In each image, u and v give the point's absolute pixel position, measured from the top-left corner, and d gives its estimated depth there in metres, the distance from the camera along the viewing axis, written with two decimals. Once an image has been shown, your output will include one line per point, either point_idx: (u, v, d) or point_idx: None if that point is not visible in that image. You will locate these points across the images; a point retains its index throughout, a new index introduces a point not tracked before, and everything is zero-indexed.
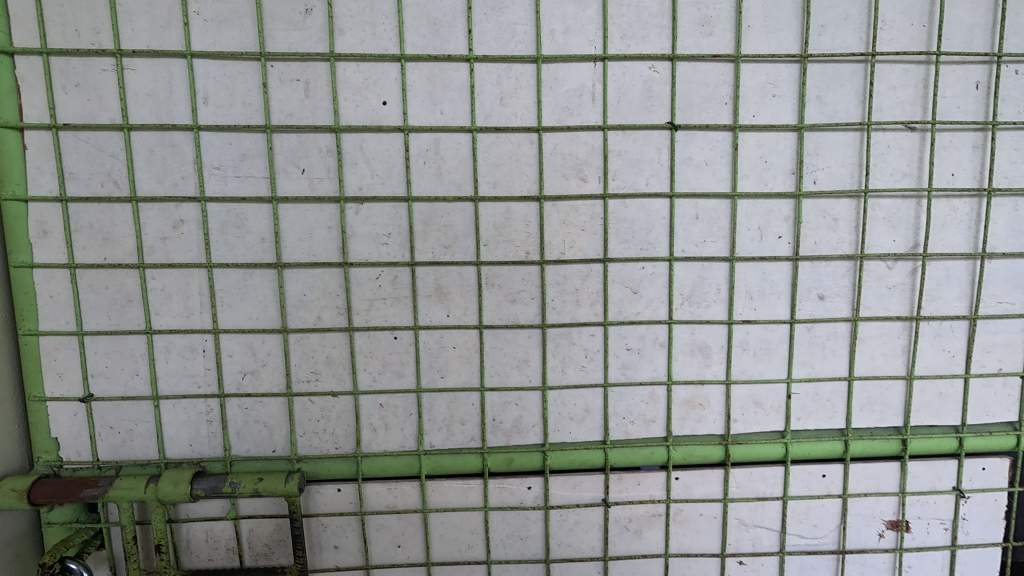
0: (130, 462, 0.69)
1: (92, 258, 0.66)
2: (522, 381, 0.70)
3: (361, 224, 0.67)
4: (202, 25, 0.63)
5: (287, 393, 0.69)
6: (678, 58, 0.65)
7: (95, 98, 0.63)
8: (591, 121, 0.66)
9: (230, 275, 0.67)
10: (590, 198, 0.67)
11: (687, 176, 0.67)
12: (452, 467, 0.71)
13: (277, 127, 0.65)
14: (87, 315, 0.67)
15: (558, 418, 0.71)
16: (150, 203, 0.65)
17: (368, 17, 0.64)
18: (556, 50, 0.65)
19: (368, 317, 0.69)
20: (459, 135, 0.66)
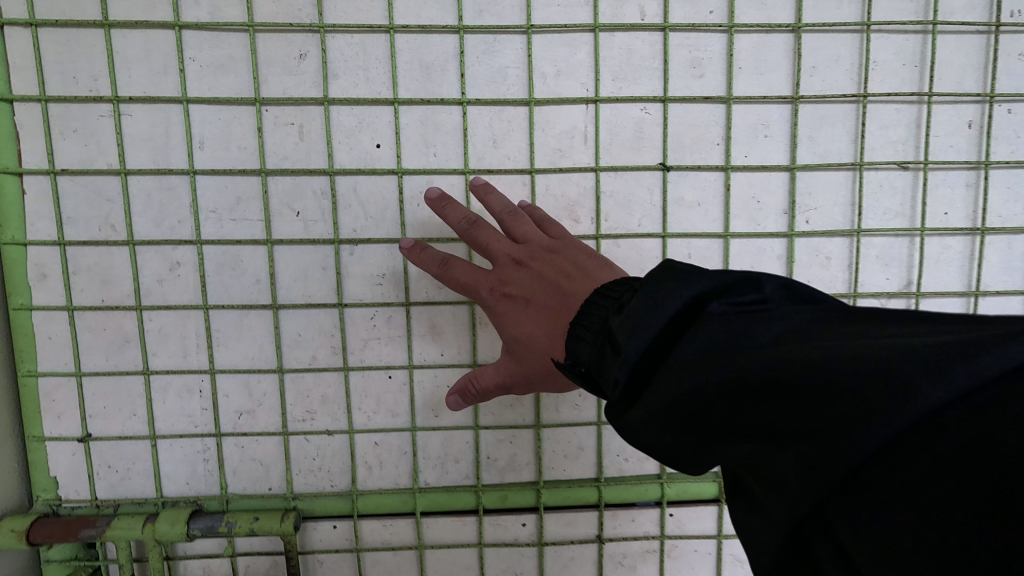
0: (128, 500, 0.70)
1: (89, 299, 0.67)
2: (516, 418, 0.71)
3: (355, 265, 0.68)
4: (198, 71, 0.64)
5: (283, 431, 0.70)
6: (669, 100, 0.65)
7: (91, 144, 0.64)
8: (582, 163, 0.67)
9: (226, 315, 0.68)
10: (583, 238, 0.68)
11: (680, 217, 0.67)
12: (446, 504, 0.72)
13: (272, 170, 0.65)
14: (84, 356, 0.67)
15: (552, 455, 0.72)
16: (147, 246, 0.66)
17: (360, 61, 0.65)
18: (548, 93, 0.66)
19: (363, 356, 0.69)
20: (453, 177, 0.67)
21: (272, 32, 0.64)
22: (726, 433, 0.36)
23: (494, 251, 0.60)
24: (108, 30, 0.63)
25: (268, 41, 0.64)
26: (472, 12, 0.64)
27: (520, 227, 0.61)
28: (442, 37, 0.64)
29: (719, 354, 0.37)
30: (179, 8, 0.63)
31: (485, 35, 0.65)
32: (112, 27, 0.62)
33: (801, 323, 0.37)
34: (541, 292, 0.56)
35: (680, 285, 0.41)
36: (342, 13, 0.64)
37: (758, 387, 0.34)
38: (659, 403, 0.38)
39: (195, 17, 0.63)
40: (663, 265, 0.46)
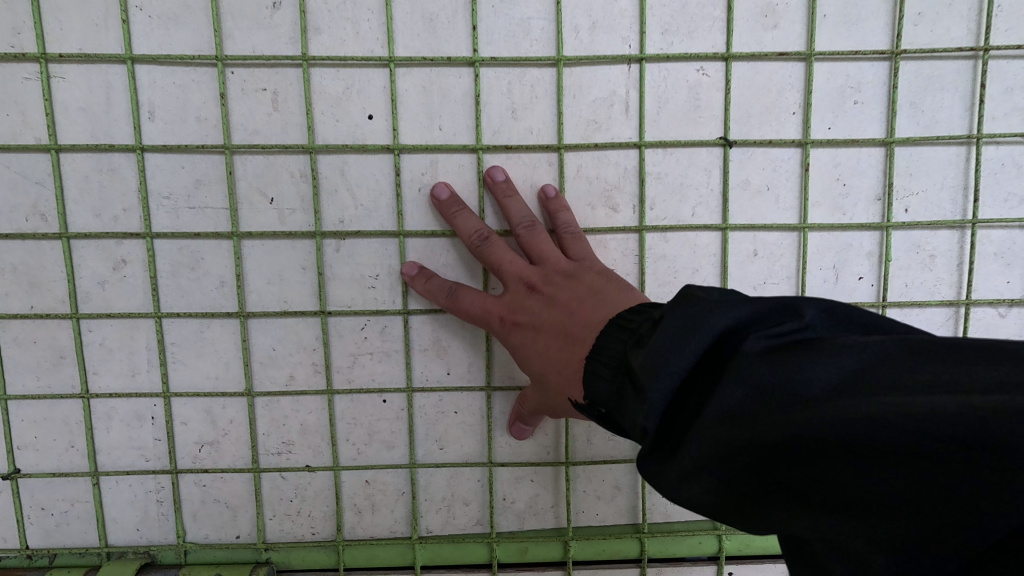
0: (65, 550, 0.57)
1: (15, 306, 0.54)
2: (538, 453, 0.58)
3: (341, 265, 0.55)
4: (146, 22, 0.51)
5: (253, 468, 0.57)
6: (733, 58, 0.52)
7: (15, 113, 0.52)
8: (623, 138, 0.54)
9: (183, 326, 0.55)
10: (622, 231, 0.55)
11: (743, 205, 0.55)
12: (452, 557, 0.59)
13: (238, 147, 0.53)
14: (11, 376, 0.55)
15: (583, 496, 0.59)
16: (85, 240, 0.53)
17: (348, 11, 0.52)
18: (581, 51, 0.53)
19: (351, 376, 0.56)
20: (462, 156, 0.54)
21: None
22: (785, 500, 0.30)
23: (506, 275, 0.52)
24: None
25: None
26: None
27: (536, 245, 0.53)
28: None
29: (766, 406, 0.30)
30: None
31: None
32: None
33: (861, 363, 0.31)
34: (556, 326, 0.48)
35: (709, 317, 0.35)
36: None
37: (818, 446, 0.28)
38: (699, 461, 0.32)
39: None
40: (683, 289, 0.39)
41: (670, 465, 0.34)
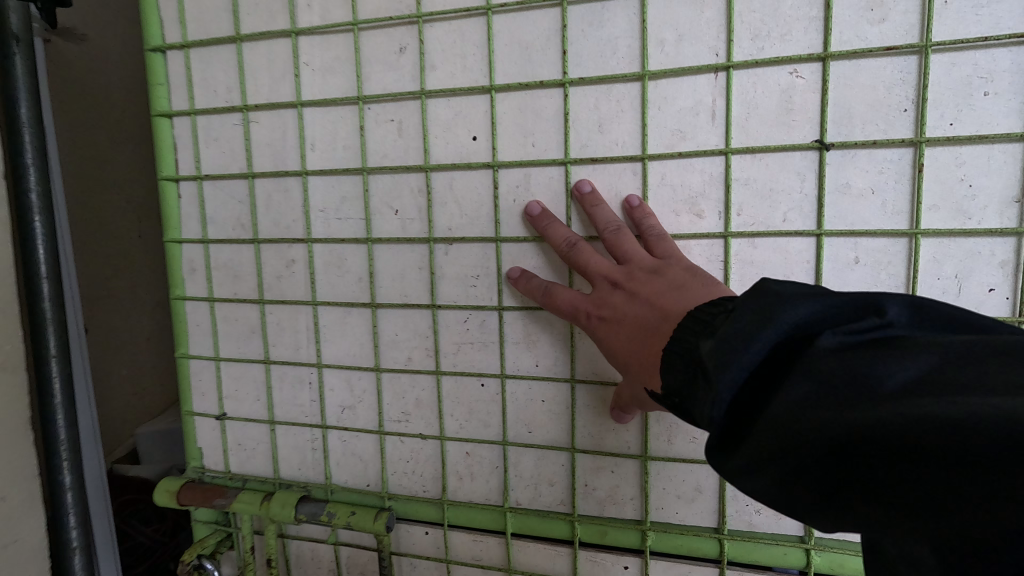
0: (253, 477, 0.76)
1: (225, 292, 0.73)
2: (618, 445, 0.61)
3: (449, 266, 0.64)
4: (310, 74, 0.66)
5: (380, 430, 0.70)
6: (831, 58, 0.51)
7: (228, 151, 0.70)
8: (709, 145, 0.55)
9: (332, 312, 0.70)
10: (706, 237, 0.56)
11: (842, 209, 0.52)
12: (539, 529, 0.65)
13: (372, 169, 0.65)
14: (222, 343, 0.75)
15: (662, 493, 0.61)
16: (268, 244, 0.70)
17: (457, 48, 0.61)
18: (667, 64, 0.55)
19: (456, 361, 0.66)
20: (552, 169, 0.60)
21: (375, 29, 0.63)
22: (855, 495, 0.29)
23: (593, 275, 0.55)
24: (239, 43, 0.67)
25: (370, 38, 0.63)
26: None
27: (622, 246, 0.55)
28: (543, 12, 0.57)
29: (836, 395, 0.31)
30: (295, 16, 0.65)
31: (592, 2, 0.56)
32: (242, 40, 0.67)
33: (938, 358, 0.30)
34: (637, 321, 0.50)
35: (782, 310, 0.36)
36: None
37: (890, 438, 0.28)
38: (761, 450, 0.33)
39: (308, 22, 0.65)
40: (757, 283, 0.40)
41: (735, 451, 0.35)
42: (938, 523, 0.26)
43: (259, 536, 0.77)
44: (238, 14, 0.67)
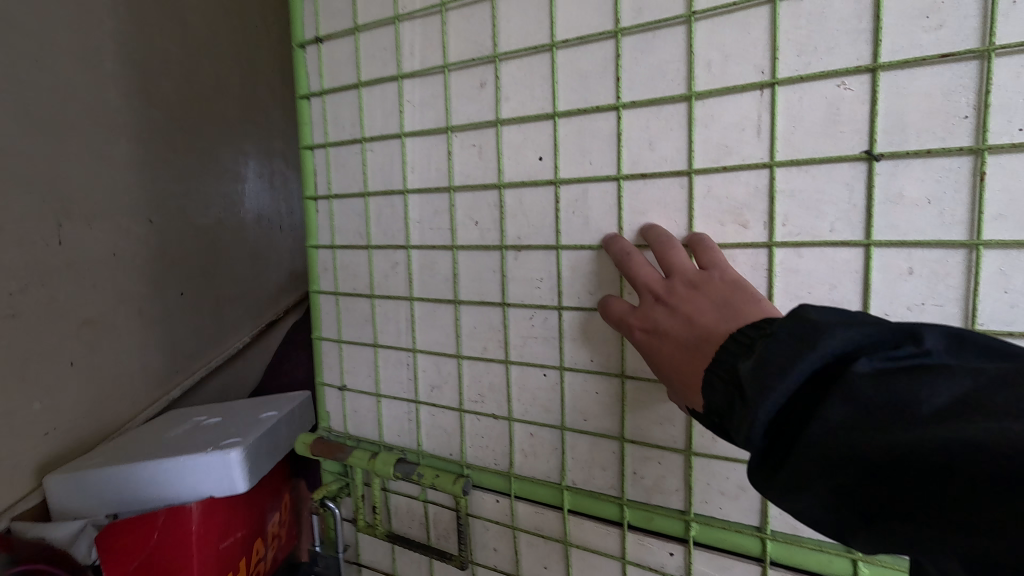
0: (366, 438, 0.93)
1: (347, 287, 0.91)
2: (665, 439, 0.66)
3: (518, 269, 0.74)
4: (412, 109, 0.80)
5: (460, 408, 0.82)
6: (881, 68, 0.51)
7: (351, 174, 0.87)
8: (754, 158, 0.57)
9: (425, 306, 0.83)
10: (751, 246, 0.58)
11: (893, 219, 0.52)
12: (593, 508, 0.72)
13: (458, 187, 0.77)
14: (344, 329, 0.93)
15: (706, 488, 0.64)
16: (378, 249, 0.86)
17: (527, 80, 0.70)
18: (713, 83, 0.58)
19: (522, 352, 0.75)
20: (606, 184, 0.66)
21: (461, 69, 0.75)
22: (892, 510, 0.34)
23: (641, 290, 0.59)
24: (360, 88, 0.84)
25: (458, 77, 0.75)
26: (630, 12, 0.62)
27: (675, 264, 0.58)
28: (600, 44, 0.64)
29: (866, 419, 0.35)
30: (401, 63, 0.80)
31: (644, 32, 0.61)
32: (362, 85, 0.83)
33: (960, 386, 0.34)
34: (671, 336, 0.53)
35: (821, 336, 0.39)
36: (513, 40, 0.70)
37: (910, 463, 0.32)
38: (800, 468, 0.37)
39: (411, 67, 0.79)
40: (798, 308, 0.44)
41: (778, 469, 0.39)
42: (968, 540, 0.30)
43: (367, 488, 0.94)
44: (360, 65, 0.83)
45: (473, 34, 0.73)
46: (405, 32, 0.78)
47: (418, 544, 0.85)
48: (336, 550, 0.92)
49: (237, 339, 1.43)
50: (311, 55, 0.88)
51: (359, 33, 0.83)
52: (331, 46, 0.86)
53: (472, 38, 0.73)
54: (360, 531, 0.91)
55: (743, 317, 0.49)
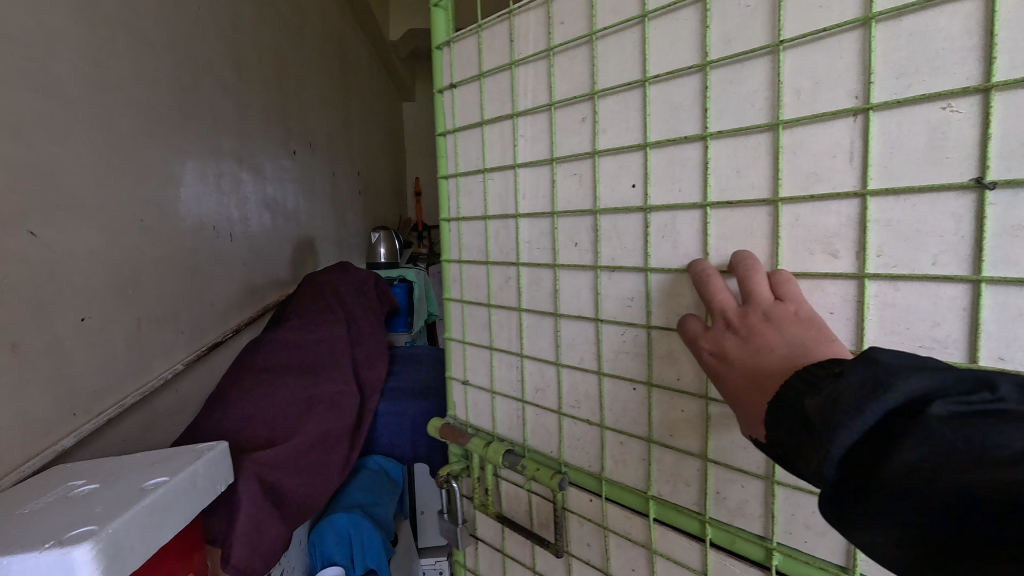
0: (484, 428, 1.03)
1: (473, 297, 1.01)
2: (747, 464, 0.64)
3: (611, 289, 0.75)
4: (525, 143, 0.85)
5: (559, 411, 0.86)
6: (994, 88, 0.46)
7: (475, 201, 0.96)
8: (845, 187, 0.54)
9: (533, 317, 0.88)
10: (841, 277, 0.56)
11: (1009, 254, 0.47)
12: (677, 521, 0.73)
13: (562, 212, 0.81)
14: (468, 331, 1.03)
15: (791, 519, 0.61)
16: (496, 265, 0.94)
17: (623, 114, 0.71)
18: (802, 110, 0.56)
19: (615, 365, 0.77)
20: (692, 212, 0.65)
21: (566, 105, 0.78)
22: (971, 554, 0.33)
23: (715, 316, 0.61)
24: (484, 125, 0.92)
25: (563, 113, 0.79)
26: (720, 43, 0.61)
27: (752, 292, 0.59)
28: (689, 77, 0.64)
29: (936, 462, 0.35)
30: (516, 102, 0.86)
31: (731, 64, 0.61)
32: (485, 123, 0.91)
33: None
34: (741, 367, 0.56)
35: (892, 379, 0.39)
36: (610, 76, 0.72)
37: (984, 510, 0.32)
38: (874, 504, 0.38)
39: (524, 106, 0.84)
40: (868, 351, 0.43)
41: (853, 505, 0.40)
42: None
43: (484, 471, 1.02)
44: (484, 106, 0.92)
45: (576, 73, 0.76)
46: (521, 76, 0.84)
47: (523, 528, 0.90)
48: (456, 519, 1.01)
49: (174, 368, 1.32)
50: (448, 99, 0.99)
51: (484, 78, 0.91)
52: (464, 90, 0.96)
53: (576, 77, 0.76)
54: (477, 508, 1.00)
55: (811, 355, 0.52)
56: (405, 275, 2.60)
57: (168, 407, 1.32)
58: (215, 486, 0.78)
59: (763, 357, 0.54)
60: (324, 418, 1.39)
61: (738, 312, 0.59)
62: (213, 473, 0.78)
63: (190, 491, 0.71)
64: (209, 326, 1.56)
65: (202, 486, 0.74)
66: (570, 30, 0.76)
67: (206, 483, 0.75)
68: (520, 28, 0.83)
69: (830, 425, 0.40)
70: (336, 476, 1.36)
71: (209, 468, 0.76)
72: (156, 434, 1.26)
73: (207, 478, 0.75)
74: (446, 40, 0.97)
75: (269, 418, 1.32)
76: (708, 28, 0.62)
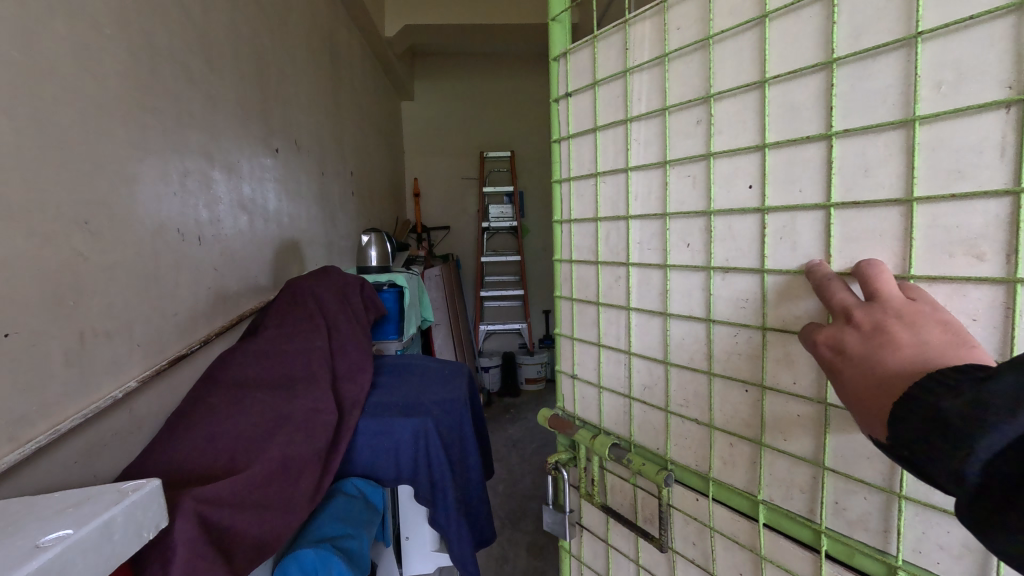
0: (588, 422, 0.96)
1: (582, 295, 0.93)
2: (871, 476, 0.58)
3: (725, 290, 0.70)
4: (638, 148, 0.79)
5: (667, 409, 0.79)
6: None
7: (586, 203, 0.90)
8: (993, 184, 0.49)
9: (643, 317, 0.82)
10: (985, 281, 0.51)
11: None
12: (793, 526, 0.66)
13: (673, 214, 0.75)
14: (577, 327, 0.95)
15: (921, 537, 0.56)
16: (607, 266, 0.87)
17: (740, 117, 0.67)
18: (939, 105, 0.51)
19: (725, 366, 0.70)
20: (814, 213, 0.61)
21: (680, 109, 0.73)
22: None
23: (834, 312, 0.57)
24: (596, 131, 0.86)
25: (676, 118, 0.74)
26: (847, 39, 0.57)
27: (878, 290, 0.55)
28: (812, 76, 0.60)
29: None
30: (629, 107, 0.81)
31: (862, 60, 0.56)
32: (598, 129, 0.86)
33: None
34: (864, 364, 0.52)
35: None
36: (727, 78, 0.67)
37: None
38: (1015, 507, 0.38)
39: (638, 111, 0.79)
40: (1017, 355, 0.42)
41: (987, 506, 0.40)
42: None
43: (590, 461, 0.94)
44: (596, 112, 0.86)
45: (690, 75, 0.71)
46: (634, 82, 0.79)
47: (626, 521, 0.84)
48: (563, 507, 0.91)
49: (125, 387, 1.20)
50: (563, 107, 0.93)
51: (598, 87, 0.85)
52: (578, 99, 0.90)
53: (690, 80, 0.72)
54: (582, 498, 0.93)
55: (949, 359, 0.48)
56: (394, 279, 2.46)
57: (113, 432, 1.19)
58: (141, 533, 0.67)
59: (887, 356, 0.51)
60: (295, 439, 1.26)
61: (862, 308, 0.55)
62: (141, 517, 0.68)
63: (103, 545, 0.60)
64: (171, 338, 1.42)
65: (123, 537, 0.64)
66: (686, 36, 0.71)
67: (129, 532, 0.65)
68: (636, 37, 0.78)
69: (975, 424, 0.41)
70: (300, 509, 1.17)
71: (133, 513, 0.66)
72: (97, 464, 1.13)
73: (129, 526, 0.65)
74: (563, 50, 0.91)
75: (232, 441, 1.19)
76: (834, 23, 0.58)
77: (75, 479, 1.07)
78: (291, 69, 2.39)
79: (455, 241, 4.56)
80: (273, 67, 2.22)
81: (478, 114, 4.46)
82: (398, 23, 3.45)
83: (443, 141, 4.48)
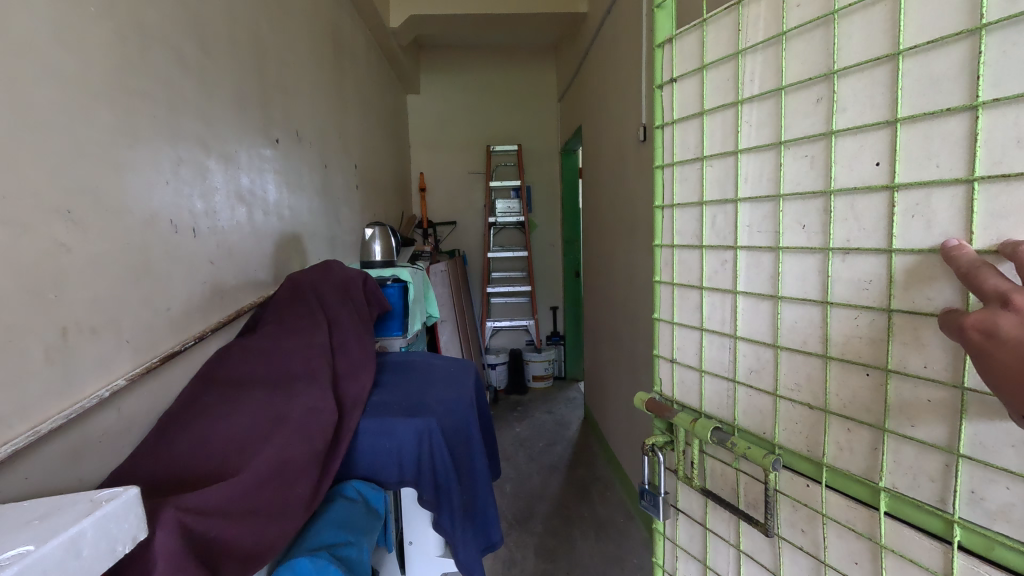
0: (688, 407, 1.01)
1: (684, 279, 1.00)
2: (1017, 467, 0.55)
3: (845, 272, 0.71)
4: (749, 129, 0.84)
5: (776, 393, 0.83)
6: None
7: (692, 187, 0.96)
8: None
9: (750, 300, 0.86)
10: None
11: None
12: (918, 517, 0.65)
13: (788, 195, 0.78)
14: (679, 311, 1.01)
15: None
16: (712, 251, 0.92)
17: (868, 92, 0.67)
18: None
19: (844, 350, 0.72)
20: (955, 188, 0.59)
21: (799, 88, 0.76)
22: None
23: (985, 296, 0.54)
24: (703, 115, 0.92)
25: (795, 97, 0.77)
26: (1001, 2, 0.54)
27: None
28: (955, 45, 0.58)
29: None
30: (740, 90, 0.85)
31: (1015, 24, 0.53)
32: (705, 113, 0.92)
33: None
34: (1020, 348, 0.50)
35: None
36: (855, 54, 0.68)
37: None
38: None
39: (750, 92, 0.83)
40: None
41: None
42: None
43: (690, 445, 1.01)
44: (704, 96, 0.92)
45: (812, 55, 0.73)
46: (747, 63, 0.83)
47: (728, 504, 0.89)
48: (658, 490, 1.03)
49: (113, 384, 1.01)
50: (666, 93, 1.00)
51: (706, 71, 0.91)
52: (683, 85, 0.97)
53: (812, 57, 0.74)
54: (680, 479, 1.01)
55: None
56: (397, 273, 2.19)
57: (102, 432, 1.00)
58: (115, 548, 0.59)
59: None
60: (291, 442, 1.05)
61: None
62: (114, 530, 0.59)
63: (68, 564, 0.52)
64: (163, 334, 1.20)
65: (92, 553, 0.55)
66: (807, 12, 0.73)
67: (100, 547, 0.56)
68: (749, 17, 0.82)
69: None
70: (296, 516, 0.98)
71: (104, 526, 0.57)
72: (84, 466, 0.95)
73: (100, 540, 0.57)
74: (668, 38, 0.99)
75: (225, 445, 1.01)
76: None
77: (54, 486, 0.88)
78: (305, 56, 2.32)
79: (461, 237, 4.51)
80: (285, 52, 2.12)
81: (485, 109, 4.40)
82: (403, 15, 3.37)
83: (449, 135, 4.42)
